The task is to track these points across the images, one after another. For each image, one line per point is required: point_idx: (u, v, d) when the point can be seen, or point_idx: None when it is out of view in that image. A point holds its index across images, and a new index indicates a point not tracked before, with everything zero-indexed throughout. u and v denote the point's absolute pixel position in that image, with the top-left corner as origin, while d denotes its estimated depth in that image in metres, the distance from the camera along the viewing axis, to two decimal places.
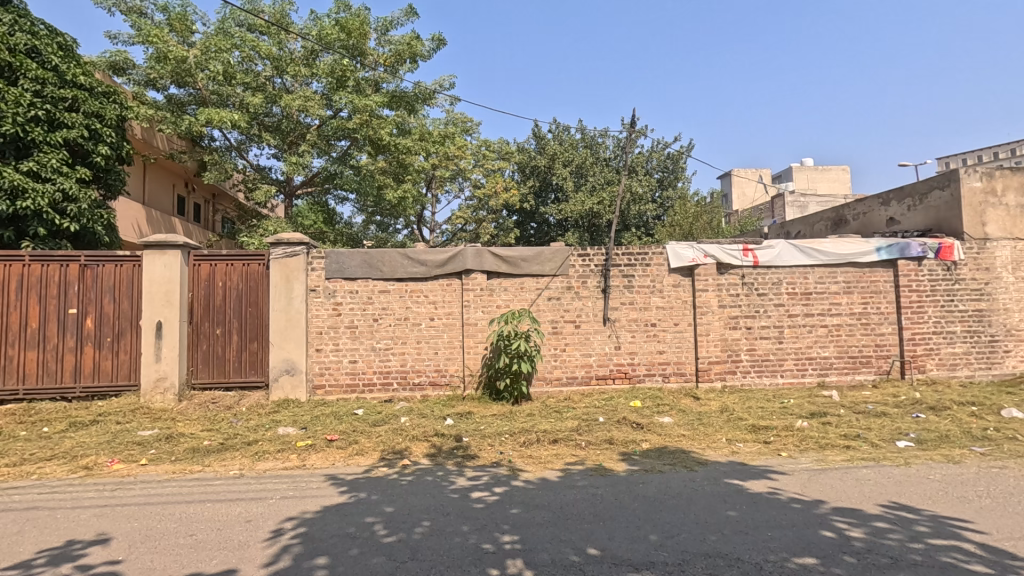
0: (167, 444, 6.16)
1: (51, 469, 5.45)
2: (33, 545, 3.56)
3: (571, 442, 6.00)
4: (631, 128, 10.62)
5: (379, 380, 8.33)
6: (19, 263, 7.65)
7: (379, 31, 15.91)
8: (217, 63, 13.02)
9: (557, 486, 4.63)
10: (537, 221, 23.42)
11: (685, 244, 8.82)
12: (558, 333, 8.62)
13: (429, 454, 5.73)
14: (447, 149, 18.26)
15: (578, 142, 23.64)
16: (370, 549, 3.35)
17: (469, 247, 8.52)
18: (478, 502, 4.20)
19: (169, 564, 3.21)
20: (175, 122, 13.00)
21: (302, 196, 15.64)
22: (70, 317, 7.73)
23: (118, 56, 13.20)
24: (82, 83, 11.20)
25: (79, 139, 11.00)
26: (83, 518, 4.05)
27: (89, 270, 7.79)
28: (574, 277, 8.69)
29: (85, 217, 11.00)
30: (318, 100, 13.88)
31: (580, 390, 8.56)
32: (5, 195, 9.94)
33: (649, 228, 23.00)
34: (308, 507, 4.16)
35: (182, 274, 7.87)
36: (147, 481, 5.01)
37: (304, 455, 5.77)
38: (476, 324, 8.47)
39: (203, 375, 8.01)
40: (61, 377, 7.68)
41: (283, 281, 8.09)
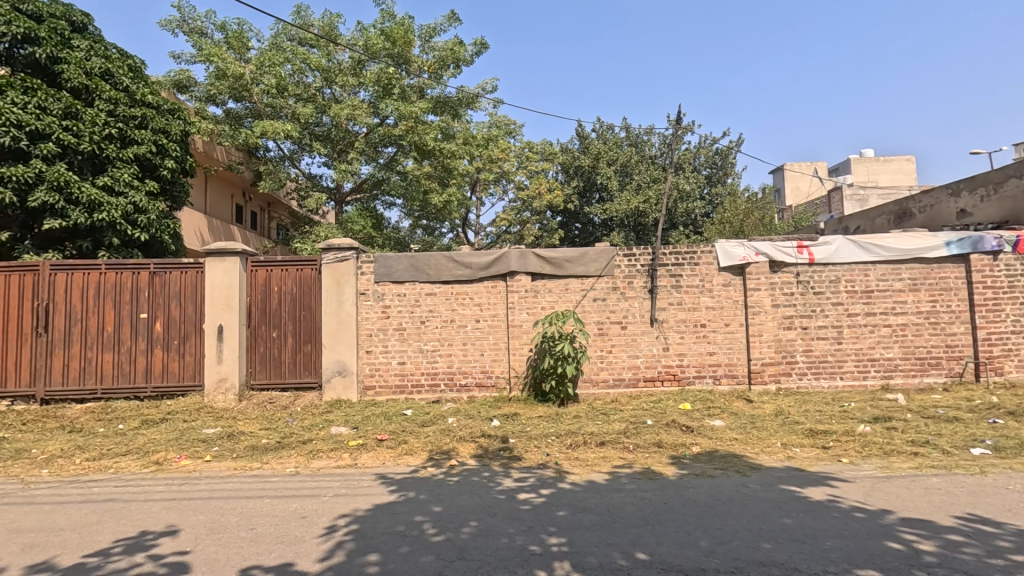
0: (229, 442, 6.48)
1: (126, 464, 5.83)
2: (110, 535, 3.82)
3: (618, 445, 5.92)
4: (677, 125, 10.40)
5: (427, 382, 8.48)
6: (96, 271, 8.23)
7: (423, 38, 16.24)
8: (271, 76, 13.61)
9: (604, 489, 4.58)
10: (582, 221, 23.28)
11: (735, 243, 8.55)
12: (604, 334, 8.53)
13: (476, 455, 5.79)
14: (491, 151, 18.38)
15: (622, 141, 23.40)
16: (419, 547, 3.42)
17: (513, 249, 8.56)
18: (525, 504, 4.20)
19: (231, 556, 3.37)
20: (232, 135, 13.65)
21: (351, 203, 16.13)
22: (140, 322, 8.23)
23: (181, 75, 14.00)
24: (150, 101, 11.91)
25: (148, 154, 11.75)
26: (154, 510, 4.31)
27: (157, 277, 8.28)
28: (620, 277, 8.58)
29: (154, 227, 11.74)
30: (365, 108, 14.28)
31: (627, 392, 8.44)
32: (84, 209, 10.70)
33: (697, 226, 22.47)
34: (360, 506, 4.27)
35: (240, 279, 8.25)
36: (211, 477, 5.28)
37: (355, 454, 5.94)
38: (521, 326, 8.49)
39: (261, 376, 8.36)
40: (134, 377, 8.19)
41: (334, 285, 8.36)
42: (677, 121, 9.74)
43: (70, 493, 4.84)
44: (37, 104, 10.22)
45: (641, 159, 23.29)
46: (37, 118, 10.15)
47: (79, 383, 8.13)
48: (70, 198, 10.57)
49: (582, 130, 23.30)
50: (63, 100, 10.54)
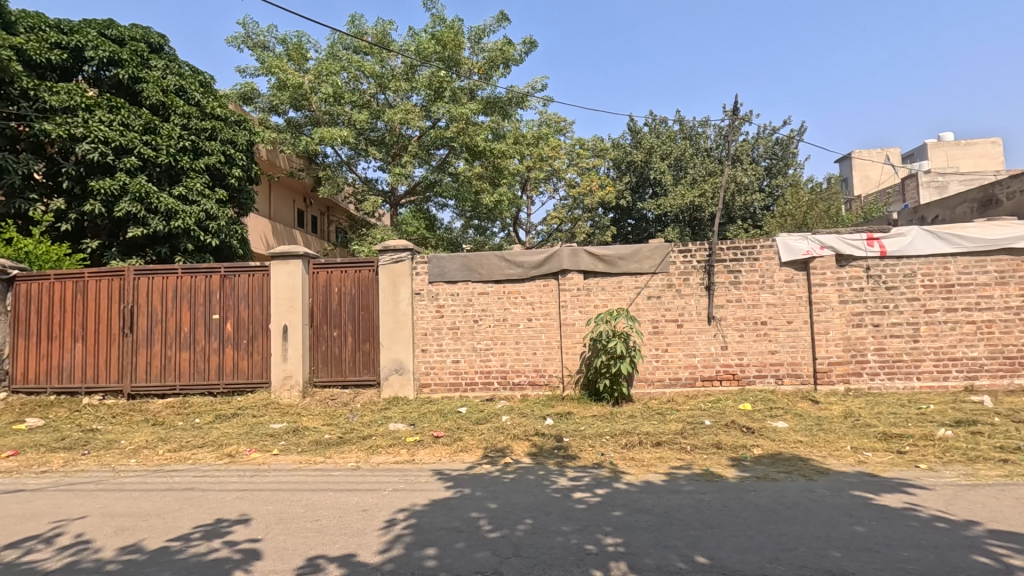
0: (295, 437, 6.80)
1: (203, 455, 6.23)
2: (190, 521, 4.09)
3: (675, 446, 5.79)
4: (734, 117, 10.07)
5: (481, 380, 8.58)
6: (173, 275, 8.82)
7: (474, 40, 16.42)
8: (328, 85, 14.15)
9: (661, 490, 4.49)
10: (635, 217, 22.91)
11: (798, 236, 8.18)
12: (659, 333, 8.36)
13: (530, 453, 5.82)
14: (541, 150, 18.37)
15: (675, 134, 22.89)
16: (475, 543, 3.47)
17: (565, 247, 8.52)
18: (580, 503, 4.17)
19: (298, 545, 3.54)
20: (293, 143, 14.21)
21: (406, 205, 16.52)
22: (213, 322, 8.75)
23: (246, 88, 14.77)
24: (220, 114, 12.64)
25: (217, 164, 12.45)
26: (228, 500, 4.59)
27: (228, 280, 8.78)
28: (675, 275, 8.38)
29: (224, 233, 12.46)
30: (418, 112, 14.59)
31: (684, 391, 8.23)
32: (162, 217, 11.49)
33: (756, 219, 21.67)
34: (417, 501, 4.38)
35: (303, 281, 8.63)
36: (279, 469, 5.57)
37: (413, 450, 6.10)
38: (574, 325, 8.44)
39: (323, 374, 8.70)
40: (208, 374, 8.72)
41: (391, 285, 8.59)
42: (734, 111, 9.42)
43: (155, 482, 5.22)
44: (121, 121, 11.05)
45: (696, 152, 22.72)
46: (121, 134, 10.98)
47: (159, 379, 8.74)
48: (150, 208, 11.38)
49: (634, 125, 22.92)
50: (143, 117, 11.37)
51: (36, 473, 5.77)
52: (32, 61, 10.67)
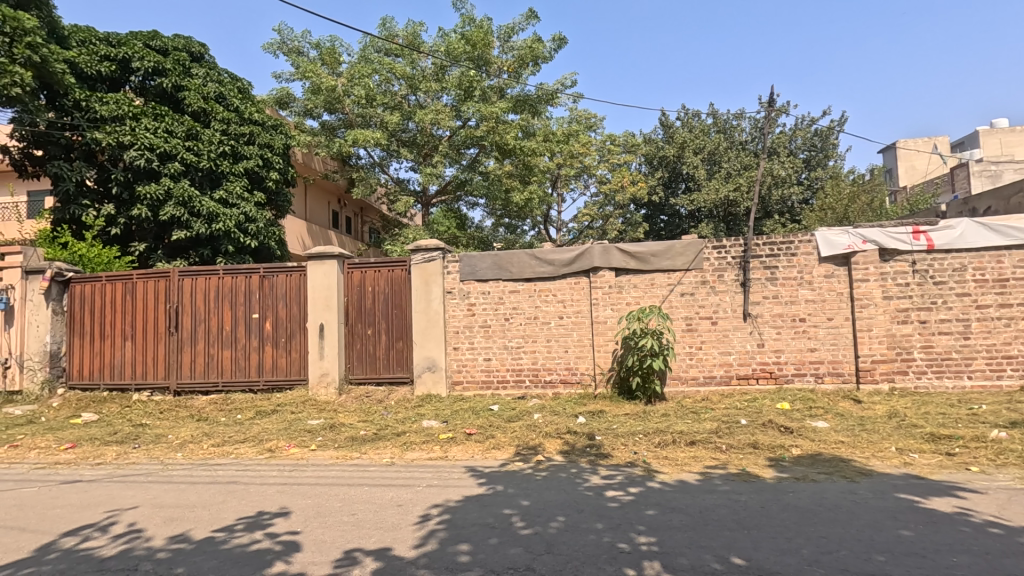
0: (331, 433, 6.97)
1: (244, 450, 6.45)
2: (233, 513, 4.25)
3: (710, 445, 5.70)
4: (771, 109, 9.81)
5: (512, 378, 8.61)
6: (215, 276, 9.14)
7: (503, 39, 16.45)
8: (361, 87, 14.40)
9: (696, 489, 4.43)
10: (667, 213, 22.58)
11: (838, 230, 7.93)
12: (693, 331, 8.23)
13: (562, 451, 5.82)
14: (572, 147, 18.29)
15: (708, 128, 22.49)
16: (508, 539, 3.50)
17: (596, 244, 8.47)
18: (613, 501, 4.15)
19: (336, 538, 3.63)
20: (327, 145, 14.50)
21: (437, 204, 16.69)
22: (253, 321, 9.03)
23: (282, 93, 15.14)
24: (257, 119, 13.02)
25: (255, 168, 12.84)
26: (269, 493, 4.75)
27: (267, 280, 9.05)
28: (709, 271, 8.23)
29: (262, 234, 12.85)
30: (448, 112, 14.75)
31: (719, 390, 8.08)
32: (205, 220, 11.92)
33: (794, 213, 21.06)
34: (451, 497, 4.43)
35: (338, 281, 8.82)
36: (317, 464, 5.73)
37: (446, 447, 6.18)
38: (606, 322, 8.38)
39: (358, 371, 8.88)
40: (249, 371, 9.00)
41: (423, 284, 8.70)
42: (770, 103, 9.18)
43: (200, 475, 5.44)
44: (165, 128, 11.52)
45: (730, 146, 22.28)
46: (165, 141, 11.44)
47: (203, 376, 9.07)
48: (193, 211, 11.83)
49: (666, 120, 22.58)
50: (186, 124, 11.82)
51: (91, 465, 6.08)
52: (84, 74, 11.26)
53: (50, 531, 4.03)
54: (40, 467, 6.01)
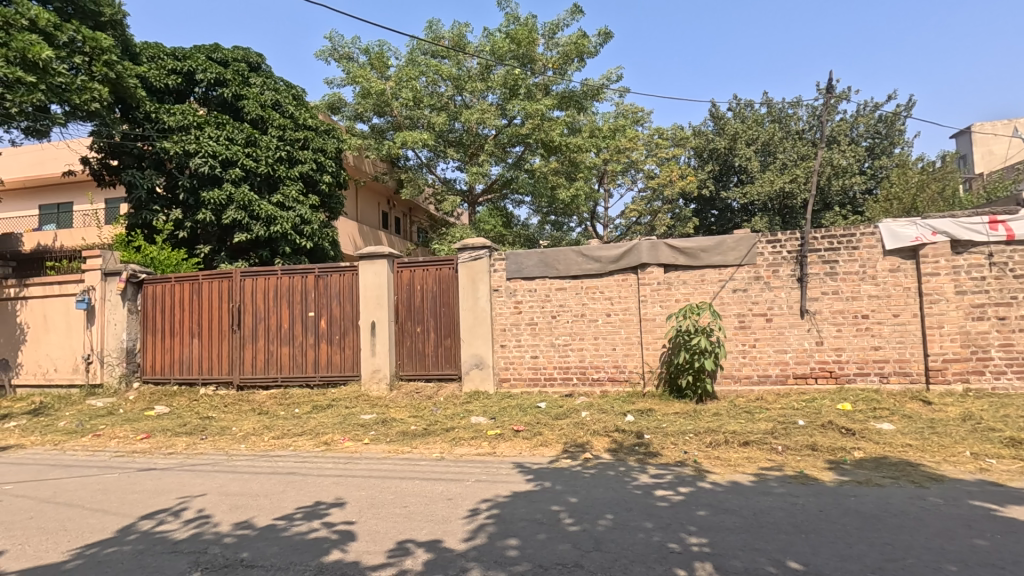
0: (383, 427, 7.17)
1: (302, 443, 6.74)
2: (293, 502, 4.44)
3: (765, 446, 5.52)
4: (830, 94, 9.39)
5: (560, 375, 8.60)
6: (273, 276, 9.56)
7: (548, 35, 16.41)
8: (408, 90, 14.71)
9: (750, 491, 4.30)
10: (718, 207, 22.01)
11: (904, 222, 7.49)
12: (746, 328, 7.97)
13: (610, 449, 5.78)
14: (619, 142, 18.04)
15: (761, 118, 21.77)
16: (556, 536, 3.51)
17: (644, 240, 8.32)
18: (662, 500, 4.10)
19: (389, 529, 3.74)
20: (377, 148, 14.90)
21: (483, 203, 16.88)
22: (309, 319, 9.39)
23: (333, 98, 15.61)
24: (311, 124, 13.51)
25: (310, 172, 13.34)
26: (325, 484, 4.94)
27: (321, 279, 9.39)
28: (763, 266, 7.95)
29: (317, 236, 13.35)
30: (494, 111, 14.87)
31: (774, 389, 7.80)
32: (264, 223, 12.48)
33: (856, 204, 20.03)
34: (499, 492, 4.48)
35: (388, 280, 9.05)
36: (370, 457, 5.92)
37: (495, 443, 6.25)
38: (655, 320, 8.24)
39: (408, 368, 9.08)
40: (306, 367, 9.38)
41: (470, 282, 8.81)
42: (829, 88, 8.77)
43: (262, 465, 5.72)
44: (226, 136, 12.15)
45: (786, 136, 21.47)
46: (227, 148, 12.07)
47: (264, 372, 9.51)
48: (253, 215, 12.42)
49: (717, 111, 21.96)
50: (245, 131, 12.40)
51: (164, 454, 6.50)
52: (153, 87, 12.02)
53: (130, 514, 4.35)
54: (120, 455, 6.49)
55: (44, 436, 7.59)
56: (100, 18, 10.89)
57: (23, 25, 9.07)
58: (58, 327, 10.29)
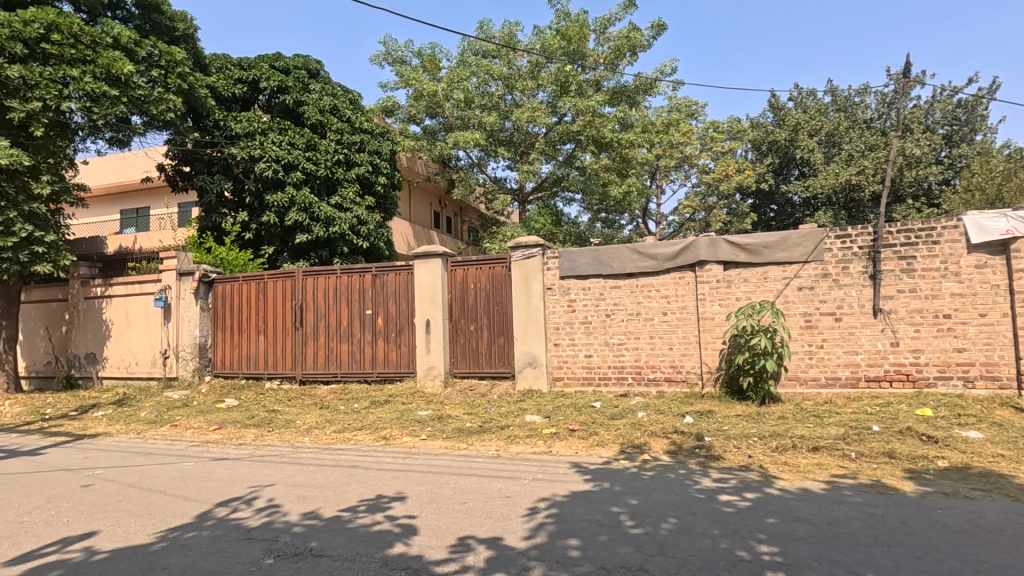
0: (439, 423, 7.29)
1: (363, 437, 6.94)
2: (356, 495, 4.58)
3: (837, 452, 5.24)
4: (904, 80, 8.82)
5: (614, 375, 8.47)
6: (333, 275, 9.89)
7: (599, 30, 16.20)
8: (460, 91, 14.88)
9: (822, 499, 4.09)
10: (778, 202, 21.13)
11: (992, 214, 6.93)
12: (813, 328, 7.60)
13: (669, 451, 5.64)
14: (672, 136, 17.58)
15: (825, 108, 20.76)
16: (618, 538, 3.45)
17: (702, 237, 8.08)
18: (728, 506, 3.96)
19: (450, 524, 3.79)
20: (429, 149, 15.13)
21: (533, 201, 16.88)
22: (367, 317, 9.66)
23: (388, 101, 15.97)
24: (367, 127, 13.87)
25: (366, 174, 13.71)
26: (386, 478, 5.06)
27: (378, 279, 9.64)
28: (831, 263, 7.56)
29: (373, 236, 13.74)
30: (545, 109, 14.81)
31: (844, 392, 7.40)
32: (323, 224, 12.95)
33: (931, 196, 18.72)
34: (558, 491, 4.46)
35: (442, 279, 9.18)
36: (428, 453, 6.03)
37: (550, 442, 6.22)
38: (713, 319, 7.97)
39: (462, 366, 9.18)
40: (364, 364, 9.65)
41: (523, 281, 8.82)
42: (904, 73, 8.25)
43: (326, 458, 5.94)
44: (288, 141, 12.67)
45: (852, 125, 20.39)
46: (289, 152, 12.58)
47: (324, 367, 9.86)
48: (313, 216, 12.89)
49: (777, 101, 21.10)
50: (305, 136, 12.89)
51: (235, 445, 6.85)
52: (222, 96, 12.70)
53: (206, 501, 4.60)
54: (196, 445, 6.88)
55: (128, 425, 8.16)
56: (174, 33, 11.61)
57: (108, 42, 9.75)
58: (138, 324, 11.03)
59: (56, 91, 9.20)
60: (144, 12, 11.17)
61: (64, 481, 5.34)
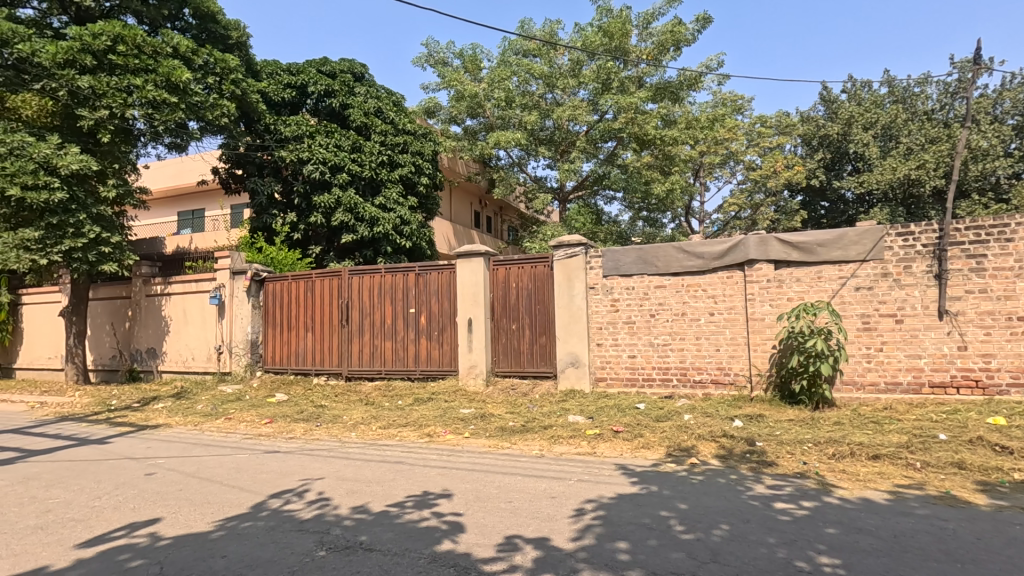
0: (482, 422, 7.33)
1: (407, 433, 7.04)
2: (403, 490, 4.64)
3: (901, 461, 4.98)
4: (973, 68, 8.31)
5: (659, 376, 8.31)
6: (377, 274, 10.07)
7: (642, 26, 15.93)
8: (501, 90, 14.89)
9: (886, 510, 3.88)
10: (830, 198, 20.32)
11: None
12: (872, 330, 7.25)
13: (718, 455, 5.50)
14: (717, 132, 17.10)
15: (882, 100, 19.86)
16: (668, 543, 3.37)
17: (752, 235, 7.84)
18: (784, 514, 3.81)
19: (497, 523, 3.79)
20: (470, 148, 15.21)
21: (574, 200, 16.76)
22: (410, 316, 9.81)
23: (430, 103, 16.16)
24: (410, 129, 14.09)
25: (409, 174, 13.92)
26: (432, 475, 5.11)
27: (421, 278, 9.77)
28: (892, 262, 7.20)
29: (416, 235, 13.93)
30: (586, 107, 14.67)
31: (905, 398, 7.03)
32: (368, 224, 13.23)
33: (1000, 191, 17.56)
34: (604, 493, 4.40)
35: (484, 278, 9.22)
36: (472, 451, 6.05)
37: (594, 442, 6.16)
38: (763, 319, 7.71)
39: (504, 364, 9.19)
40: (407, 361, 9.80)
41: (566, 280, 8.77)
42: (974, 60, 7.76)
43: (373, 453, 6.05)
44: (335, 144, 13.00)
45: (911, 117, 19.40)
46: (336, 155, 12.91)
47: (369, 364, 10.06)
48: (358, 216, 13.19)
49: (829, 94, 20.29)
50: (351, 138, 13.20)
51: (286, 438, 7.08)
52: (273, 101, 13.15)
53: (261, 492, 4.75)
54: (249, 438, 7.14)
55: (186, 417, 8.54)
56: (228, 41, 12.06)
57: (168, 52, 10.24)
58: (195, 320, 11.53)
59: (121, 100, 9.69)
60: (201, 22, 11.66)
61: (129, 469, 5.62)
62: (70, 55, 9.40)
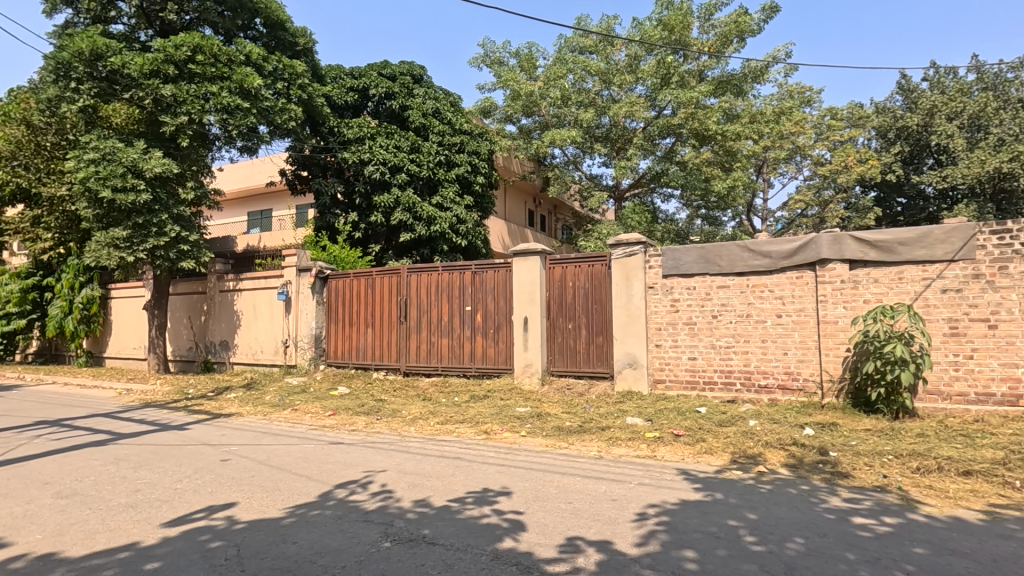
0: (538, 421, 7.31)
1: (464, 430, 7.12)
2: (463, 486, 4.68)
3: (996, 479, 4.57)
4: None
5: (721, 379, 8.03)
6: (434, 272, 10.23)
7: (703, 18, 15.44)
8: (556, 88, 14.82)
9: (982, 531, 3.57)
10: (908, 194, 19.01)
11: None
12: (960, 335, 6.72)
13: (788, 464, 5.24)
14: (783, 126, 16.35)
15: (968, 87, 18.44)
16: (739, 554, 3.24)
17: (824, 233, 7.44)
18: (864, 530, 3.58)
19: (558, 523, 3.75)
20: (525, 147, 15.20)
21: (630, 198, 16.48)
22: (466, 313, 9.91)
23: (485, 103, 16.28)
24: (466, 129, 14.25)
25: (465, 174, 14.09)
26: (490, 472, 5.14)
27: (477, 276, 9.86)
28: (985, 262, 6.64)
29: (471, 234, 14.08)
30: (644, 103, 14.37)
31: (998, 411, 6.47)
32: (425, 223, 13.48)
33: None
34: (667, 498, 4.28)
35: (540, 276, 9.19)
36: (528, 450, 6.04)
37: (654, 446, 6.01)
38: (837, 323, 7.29)
39: (559, 364, 9.13)
40: (463, 359, 9.92)
41: (624, 279, 8.61)
42: None
43: (432, 448, 6.15)
44: (395, 144, 13.32)
45: (1003, 105, 17.90)
46: (395, 155, 13.23)
47: (426, 360, 10.25)
48: (416, 216, 13.47)
49: (908, 83, 19.01)
50: (410, 139, 13.48)
51: (348, 430, 7.31)
52: (336, 104, 13.63)
53: (327, 481, 4.91)
54: (314, 428, 7.43)
55: (256, 407, 8.99)
56: (296, 47, 12.59)
57: (241, 59, 10.74)
58: (263, 315, 12.11)
59: (199, 106, 10.30)
60: (270, 30, 12.20)
61: (207, 455, 5.96)
62: (155, 65, 10.08)
